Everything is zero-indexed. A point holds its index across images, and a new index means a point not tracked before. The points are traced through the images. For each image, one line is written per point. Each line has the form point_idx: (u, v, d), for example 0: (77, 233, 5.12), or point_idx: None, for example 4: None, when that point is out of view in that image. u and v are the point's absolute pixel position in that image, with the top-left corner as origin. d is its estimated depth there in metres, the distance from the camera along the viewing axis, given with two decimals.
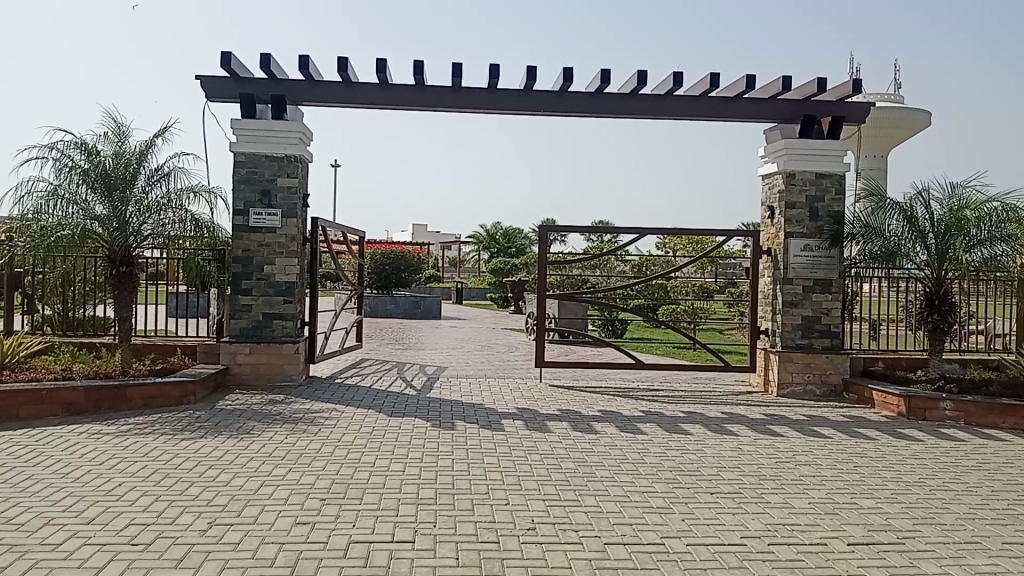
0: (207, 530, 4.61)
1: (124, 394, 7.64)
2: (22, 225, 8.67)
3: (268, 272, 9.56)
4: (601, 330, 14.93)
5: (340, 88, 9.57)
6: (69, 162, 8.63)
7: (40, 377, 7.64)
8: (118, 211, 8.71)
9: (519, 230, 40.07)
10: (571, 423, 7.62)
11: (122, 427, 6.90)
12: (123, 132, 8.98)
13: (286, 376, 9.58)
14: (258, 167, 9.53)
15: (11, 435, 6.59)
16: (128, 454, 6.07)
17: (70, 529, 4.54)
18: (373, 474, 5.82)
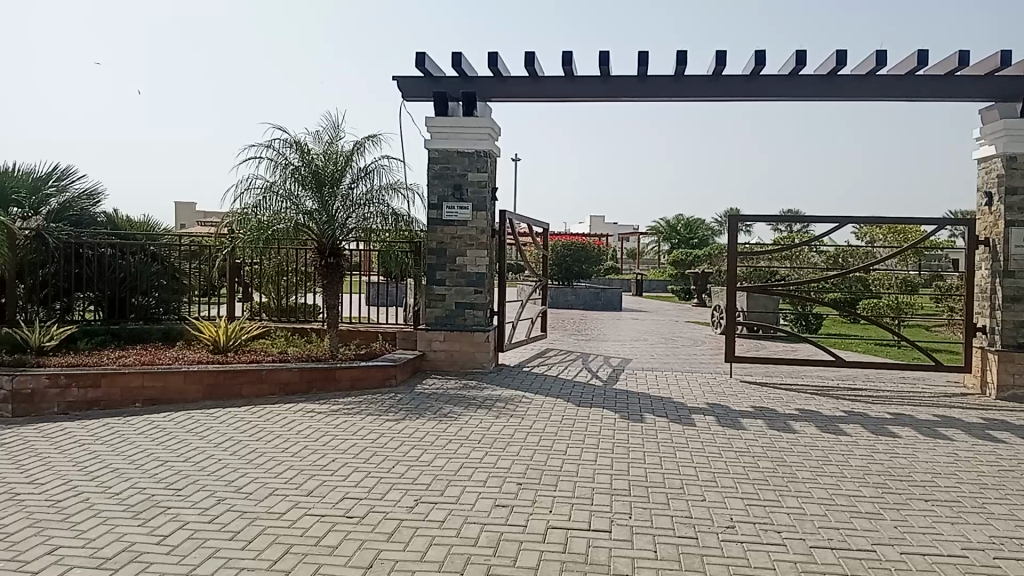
0: (413, 506, 4.86)
1: (334, 374, 8.17)
2: (242, 219, 9.38)
3: (460, 263, 9.90)
4: (793, 325, 14.33)
5: (528, 83, 9.73)
6: (283, 161, 9.30)
7: (261, 359, 8.33)
8: (326, 206, 9.32)
9: (701, 221, 39.16)
10: (766, 420, 7.37)
11: (331, 407, 7.38)
12: (330, 132, 9.56)
13: (477, 363, 9.92)
14: (450, 163, 9.87)
15: (237, 411, 7.24)
16: (338, 431, 6.49)
17: (292, 500, 4.93)
18: (566, 461, 5.89)
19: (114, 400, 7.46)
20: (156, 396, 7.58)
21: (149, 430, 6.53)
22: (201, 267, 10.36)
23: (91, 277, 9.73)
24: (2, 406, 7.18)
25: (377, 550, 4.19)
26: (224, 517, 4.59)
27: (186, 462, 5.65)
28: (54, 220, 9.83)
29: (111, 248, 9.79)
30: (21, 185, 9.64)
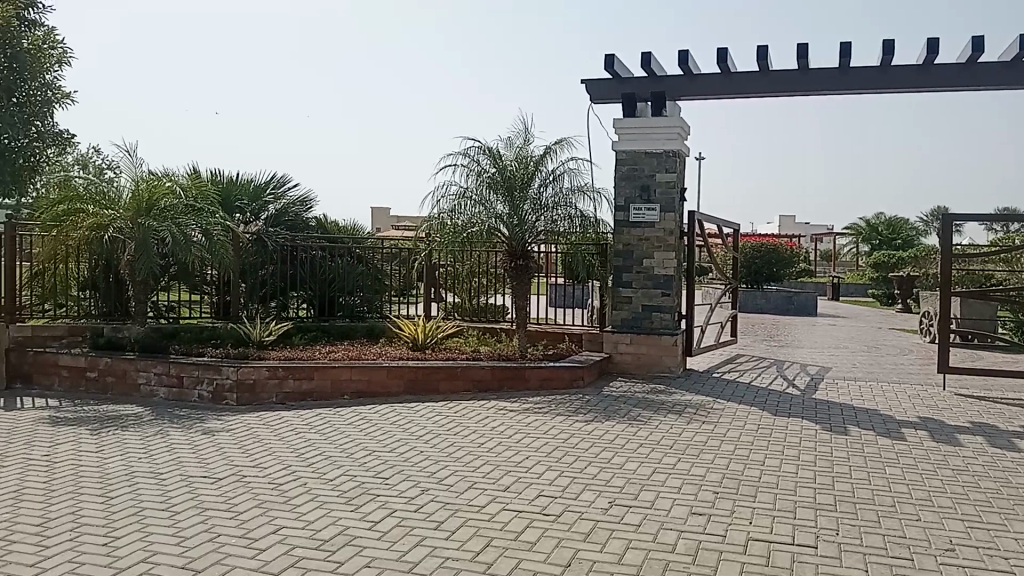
0: (608, 508, 4.87)
1: (524, 373, 8.33)
2: (438, 223, 9.76)
3: (648, 265, 9.82)
4: (1015, 334, 13.08)
5: (719, 80, 9.50)
6: (477, 167, 9.60)
7: (455, 356, 8.65)
8: (517, 210, 9.55)
9: (905, 221, 36.60)
10: (986, 438, 6.77)
11: (523, 406, 7.55)
12: (521, 138, 9.77)
13: (665, 367, 9.79)
14: (639, 164, 9.80)
15: (434, 406, 7.56)
16: (530, 430, 6.62)
17: (490, 494, 5.07)
18: (763, 472, 5.69)
19: (324, 392, 8.01)
20: (361, 389, 8.06)
21: (356, 421, 6.96)
22: (400, 270, 10.85)
23: (303, 277, 10.48)
24: (229, 395, 7.87)
25: (574, 549, 4.23)
26: (428, 507, 4.80)
27: (389, 452, 5.96)
28: (272, 225, 10.67)
29: (322, 251, 10.48)
30: (245, 194, 10.71)
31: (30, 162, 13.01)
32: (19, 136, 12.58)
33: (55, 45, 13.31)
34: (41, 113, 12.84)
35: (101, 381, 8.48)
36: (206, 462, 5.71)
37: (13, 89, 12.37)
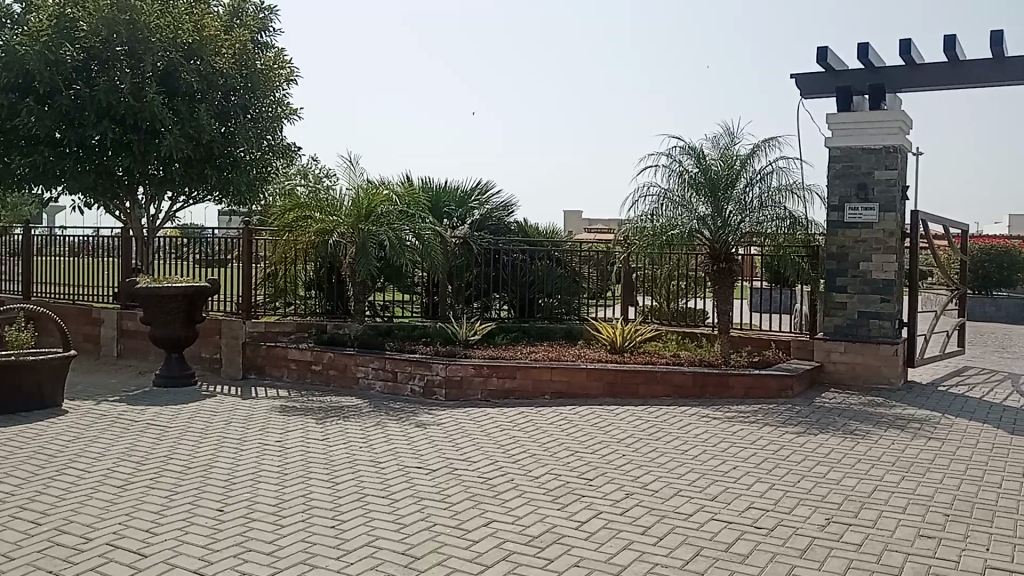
0: (825, 525, 4.61)
1: (727, 380, 8.08)
2: (638, 225, 9.67)
3: (864, 269, 9.25)
4: None
5: (947, 69, 8.78)
6: (679, 167, 9.42)
7: (656, 361, 8.55)
8: (721, 211, 9.29)
9: None
10: None
11: (728, 414, 7.33)
12: (726, 136, 9.50)
13: (883, 379, 9.16)
14: (854, 161, 9.24)
15: (635, 410, 7.51)
16: (738, 439, 6.41)
17: (698, 502, 4.96)
18: (1002, 496, 5.17)
19: (527, 392, 8.17)
20: (563, 389, 8.16)
21: (559, 422, 7.05)
22: (598, 273, 10.86)
23: (504, 279, 10.79)
24: (439, 390, 8.25)
25: (789, 565, 4.05)
26: (634, 511, 4.77)
27: (593, 454, 5.99)
28: (476, 229, 11.02)
29: (523, 254, 10.74)
30: (452, 200, 11.19)
31: (262, 172, 14.28)
32: (253, 149, 13.84)
33: (284, 64, 14.54)
34: (274, 127, 14.09)
35: (324, 373, 9.14)
36: (420, 454, 6.00)
37: (249, 106, 13.62)
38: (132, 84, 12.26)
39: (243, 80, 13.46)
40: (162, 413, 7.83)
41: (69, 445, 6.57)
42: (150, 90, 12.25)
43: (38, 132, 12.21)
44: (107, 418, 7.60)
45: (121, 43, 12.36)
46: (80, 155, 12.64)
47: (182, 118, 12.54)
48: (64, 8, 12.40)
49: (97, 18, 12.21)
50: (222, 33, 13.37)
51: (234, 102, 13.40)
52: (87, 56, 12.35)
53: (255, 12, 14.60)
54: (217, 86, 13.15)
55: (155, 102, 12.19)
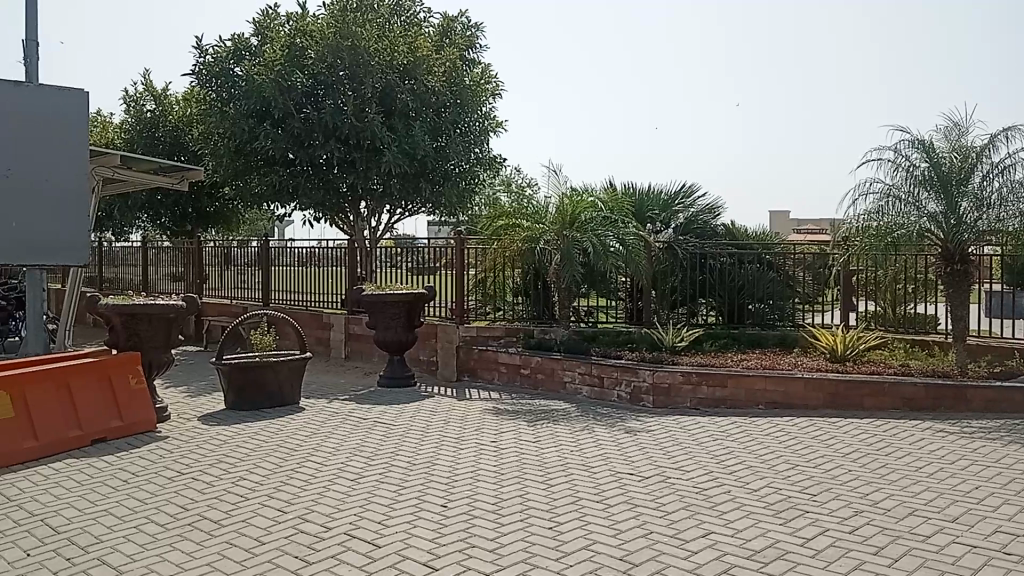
0: None
1: (964, 394, 7.45)
2: (860, 226, 9.13)
3: None
4: None
5: None
6: (906, 162, 8.77)
7: (881, 371, 8.02)
8: (955, 208, 8.59)
9: None
10: None
11: (966, 429, 6.76)
12: (959, 127, 8.77)
13: None
14: None
15: (859, 423, 7.10)
16: (978, 457, 5.89)
17: (935, 523, 4.61)
18: None
19: (739, 401, 7.96)
20: (779, 400, 7.87)
21: (775, 433, 6.81)
22: (812, 276, 10.38)
23: (712, 284, 10.57)
24: (646, 397, 8.23)
25: None
26: (863, 530, 4.51)
27: (815, 468, 5.73)
28: (681, 233, 10.93)
29: (731, 257, 10.46)
30: (657, 204, 11.13)
31: (469, 183, 14.99)
32: (462, 161, 14.52)
33: (489, 79, 15.17)
34: (480, 140, 14.81)
35: (533, 377, 9.38)
36: (632, 460, 6.01)
37: (458, 121, 14.30)
38: (354, 105, 13.21)
39: (453, 96, 14.16)
40: (385, 412, 8.37)
41: (306, 440, 7.17)
42: (370, 111, 13.16)
43: (274, 153, 13.40)
44: (338, 416, 8.24)
45: (343, 67, 13.28)
46: (310, 173, 13.77)
47: (399, 136, 13.38)
48: (296, 39, 13.59)
49: (323, 46, 13.26)
50: (433, 52, 14.13)
51: (444, 117, 14.08)
52: (314, 81, 13.41)
53: (463, 30, 15.30)
54: (430, 104, 13.89)
55: (374, 121, 13.08)
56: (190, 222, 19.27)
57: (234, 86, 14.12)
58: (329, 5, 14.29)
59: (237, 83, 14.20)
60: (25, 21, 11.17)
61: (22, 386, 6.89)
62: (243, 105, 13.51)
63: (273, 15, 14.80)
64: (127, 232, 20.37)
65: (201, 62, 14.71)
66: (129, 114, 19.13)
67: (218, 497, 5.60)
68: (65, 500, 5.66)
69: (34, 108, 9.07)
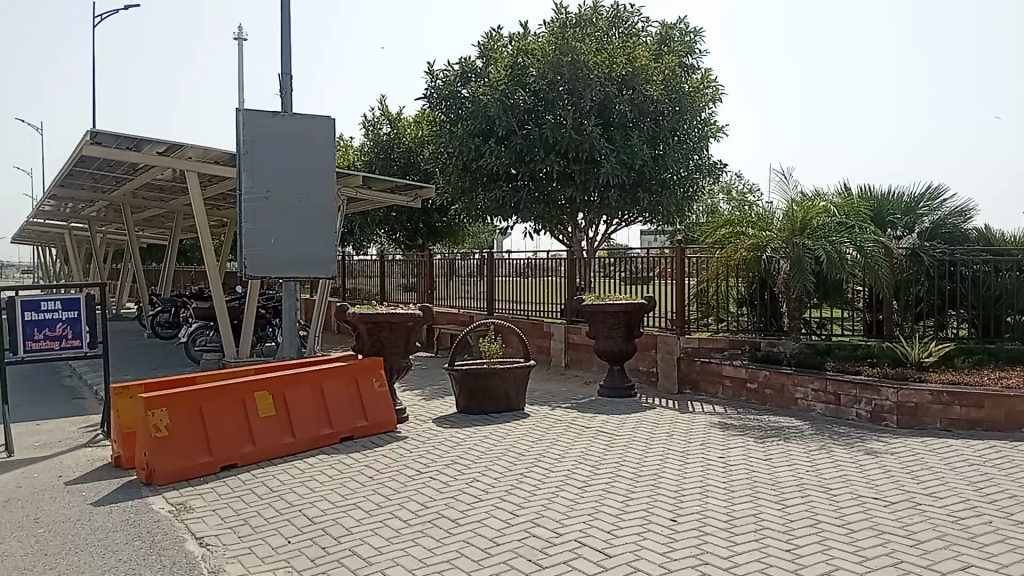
0: None
1: None
2: None
3: None
4: None
5: None
6: None
7: None
8: None
9: None
10: None
11: None
12: None
13: None
14: None
15: None
16: None
17: None
18: None
19: (998, 424, 7.26)
20: None
21: None
22: None
23: (964, 294, 9.68)
24: (890, 417, 7.69)
25: None
26: None
27: None
28: (927, 239, 10.12)
29: (988, 265, 9.50)
30: (898, 208, 10.40)
31: (689, 191, 14.81)
32: (681, 169, 14.37)
33: (709, 85, 14.94)
34: (700, 147, 14.56)
35: (761, 392, 9.04)
36: (874, 483, 5.63)
37: (678, 128, 14.17)
38: (574, 119, 13.46)
39: (672, 104, 14.07)
40: (608, 422, 8.42)
41: (533, 446, 7.37)
42: (589, 123, 13.37)
43: (498, 169, 13.93)
44: (562, 424, 8.39)
45: (563, 82, 13.55)
46: (531, 187, 14.19)
47: (618, 147, 13.48)
48: (518, 58, 14.08)
49: (544, 63, 13.64)
50: (652, 62, 14.13)
51: (663, 126, 14.01)
52: (535, 98, 13.79)
53: (682, 37, 15.16)
54: (649, 114, 13.88)
55: (593, 133, 13.27)
56: (421, 236, 20.48)
57: (461, 106, 14.86)
58: (550, 23, 14.71)
59: (464, 103, 14.93)
60: (281, 59, 12.41)
61: (282, 386, 7.63)
62: (470, 125, 14.18)
63: (497, 37, 15.45)
64: (365, 246, 21.98)
65: (431, 85, 15.62)
66: (367, 138, 20.67)
67: (453, 497, 5.89)
68: (319, 493, 6.19)
69: (292, 135, 10.07)
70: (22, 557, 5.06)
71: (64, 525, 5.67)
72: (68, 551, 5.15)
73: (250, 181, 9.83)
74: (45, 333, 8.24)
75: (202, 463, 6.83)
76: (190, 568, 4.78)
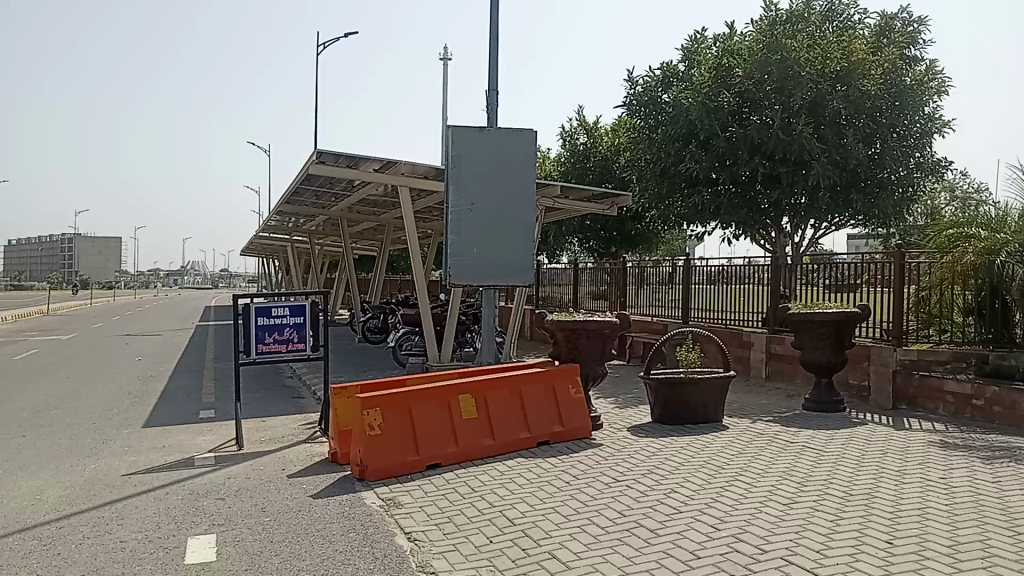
0: None
1: None
2: None
3: None
4: None
5: None
6: None
7: None
8: None
9: None
10: None
11: None
12: None
13: None
14: None
15: None
16: None
17: None
18: None
19: None
20: None
21: None
22: None
23: None
24: None
25: None
26: None
27: None
28: None
29: None
30: None
31: (908, 192, 13.95)
32: (899, 168, 13.53)
33: (935, 76, 14.02)
34: (922, 144, 13.67)
35: (990, 411, 8.56)
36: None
37: (896, 124, 13.37)
38: (782, 118, 12.96)
39: (892, 100, 13.27)
40: (814, 436, 7.99)
41: (734, 459, 7.16)
42: (799, 122, 12.82)
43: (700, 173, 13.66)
44: (763, 437, 8.09)
45: (772, 82, 13.15)
46: (733, 191, 13.86)
47: (829, 146, 12.84)
48: (723, 59, 13.76)
49: (751, 63, 13.25)
50: (871, 55, 13.37)
51: (880, 123, 13.23)
52: (740, 100, 13.49)
53: (904, 27, 14.18)
54: (865, 110, 13.14)
55: (803, 133, 12.71)
56: (614, 243, 20.55)
57: (661, 112, 14.72)
58: (757, 22, 14.30)
59: (664, 109, 14.78)
60: (489, 75, 12.86)
61: (484, 390, 7.88)
62: (671, 129, 13.99)
63: (701, 40, 15.21)
64: (559, 254, 22.25)
65: (631, 92, 15.60)
66: (565, 148, 20.94)
67: (652, 506, 5.82)
68: (518, 496, 6.32)
69: (497, 149, 10.41)
70: (253, 542, 5.54)
71: (289, 514, 6.15)
72: (293, 537, 5.58)
73: (455, 195, 10.29)
74: (274, 337, 9.00)
75: (409, 461, 7.19)
76: (400, 561, 5.04)
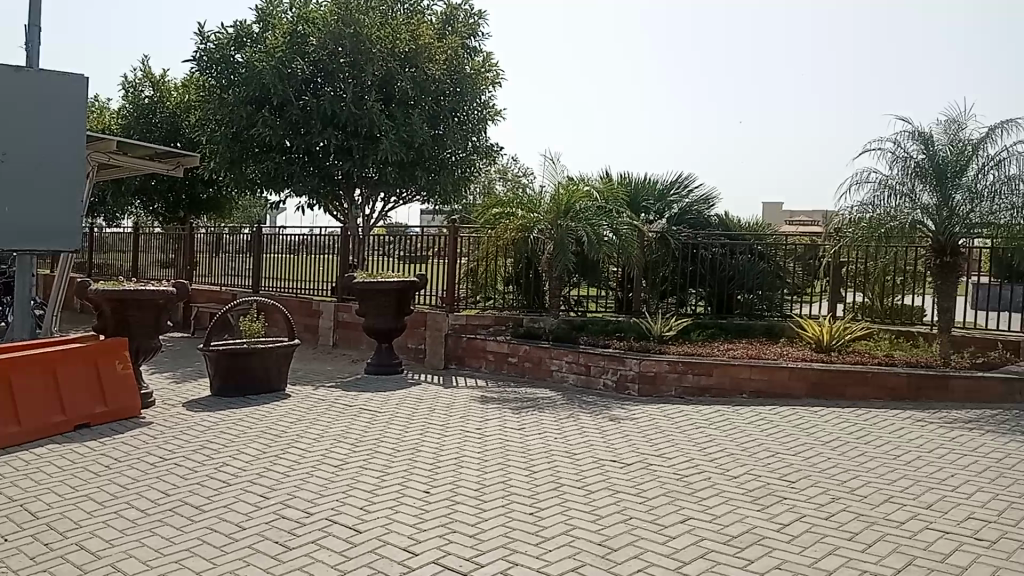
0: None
1: (949, 383, 8.36)
2: (856, 220, 9.96)
3: None
4: None
5: None
6: (909, 156, 9.56)
7: (866, 360, 8.87)
8: (947, 199, 9.47)
9: None
10: None
11: (938, 433, 7.13)
12: (959, 123, 9.67)
13: None
14: None
15: (832, 423, 7.45)
16: (950, 464, 6.14)
17: (881, 531, 4.75)
18: None
19: (724, 389, 8.66)
20: (763, 388, 8.60)
21: (744, 433, 7.07)
22: (802, 268, 11.16)
23: (703, 275, 11.31)
24: (632, 385, 8.83)
25: None
26: (806, 535, 4.64)
27: (774, 473, 5.87)
28: (675, 222, 11.79)
29: (723, 248, 11.21)
30: (651, 195, 12.10)
31: (465, 172, 15.27)
32: (458, 150, 14.71)
33: (491, 68, 15.45)
34: (479, 128, 14.99)
35: (521, 365, 9.79)
36: (623, 460, 6.10)
37: (456, 109, 14.49)
38: (353, 92, 13.28)
39: (453, 85, 14.35)
40: (371, 399, 8.40)
41: (291, 426, 7.22)
42: (369, 99, 13.22)
43: (272, 140, 13.39)
44: (323, 402, 8.28)
45: (345, 55, 13.33)
46: (304, 160, 13.92)
47: (397, 124, 13.46)
48: (297, 26, 13.64)
49: (324, 33, 13.30)
50: (435, 41, 14.24)
51: (442, 106, 14.24)
52: (314, 69, 13.50)
53: (466, 18, 15.34)
54: (429, 92, 14.03)
55: (373, 109, 13.15)
56: (183, 207, 19.32)
57: (233, 72, 14.09)
58: None
59: (236, 70, 14.17)
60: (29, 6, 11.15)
61: (8, 370, 6.87)
62: (242, 91, 13.46)
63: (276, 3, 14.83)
64: (119, 216, 20.30)
65: (201, 47, 14.70)
66: (126, 100, 19.06)
67: (200, 482, 5.62)
68: (44, 486, 5.65)
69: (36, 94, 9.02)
70: None
71: None
72: None
73: None
74: None
75: None
76: None
